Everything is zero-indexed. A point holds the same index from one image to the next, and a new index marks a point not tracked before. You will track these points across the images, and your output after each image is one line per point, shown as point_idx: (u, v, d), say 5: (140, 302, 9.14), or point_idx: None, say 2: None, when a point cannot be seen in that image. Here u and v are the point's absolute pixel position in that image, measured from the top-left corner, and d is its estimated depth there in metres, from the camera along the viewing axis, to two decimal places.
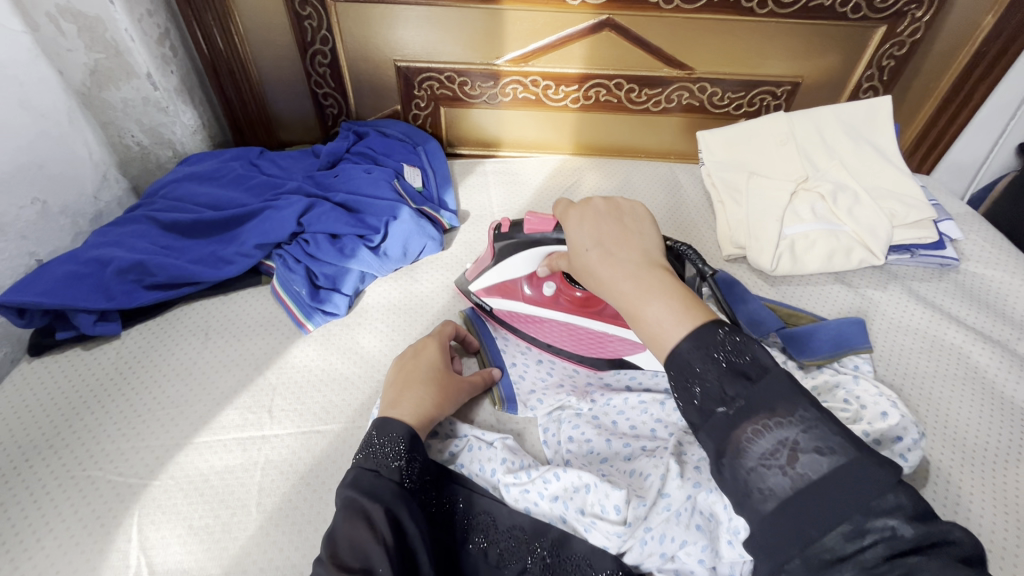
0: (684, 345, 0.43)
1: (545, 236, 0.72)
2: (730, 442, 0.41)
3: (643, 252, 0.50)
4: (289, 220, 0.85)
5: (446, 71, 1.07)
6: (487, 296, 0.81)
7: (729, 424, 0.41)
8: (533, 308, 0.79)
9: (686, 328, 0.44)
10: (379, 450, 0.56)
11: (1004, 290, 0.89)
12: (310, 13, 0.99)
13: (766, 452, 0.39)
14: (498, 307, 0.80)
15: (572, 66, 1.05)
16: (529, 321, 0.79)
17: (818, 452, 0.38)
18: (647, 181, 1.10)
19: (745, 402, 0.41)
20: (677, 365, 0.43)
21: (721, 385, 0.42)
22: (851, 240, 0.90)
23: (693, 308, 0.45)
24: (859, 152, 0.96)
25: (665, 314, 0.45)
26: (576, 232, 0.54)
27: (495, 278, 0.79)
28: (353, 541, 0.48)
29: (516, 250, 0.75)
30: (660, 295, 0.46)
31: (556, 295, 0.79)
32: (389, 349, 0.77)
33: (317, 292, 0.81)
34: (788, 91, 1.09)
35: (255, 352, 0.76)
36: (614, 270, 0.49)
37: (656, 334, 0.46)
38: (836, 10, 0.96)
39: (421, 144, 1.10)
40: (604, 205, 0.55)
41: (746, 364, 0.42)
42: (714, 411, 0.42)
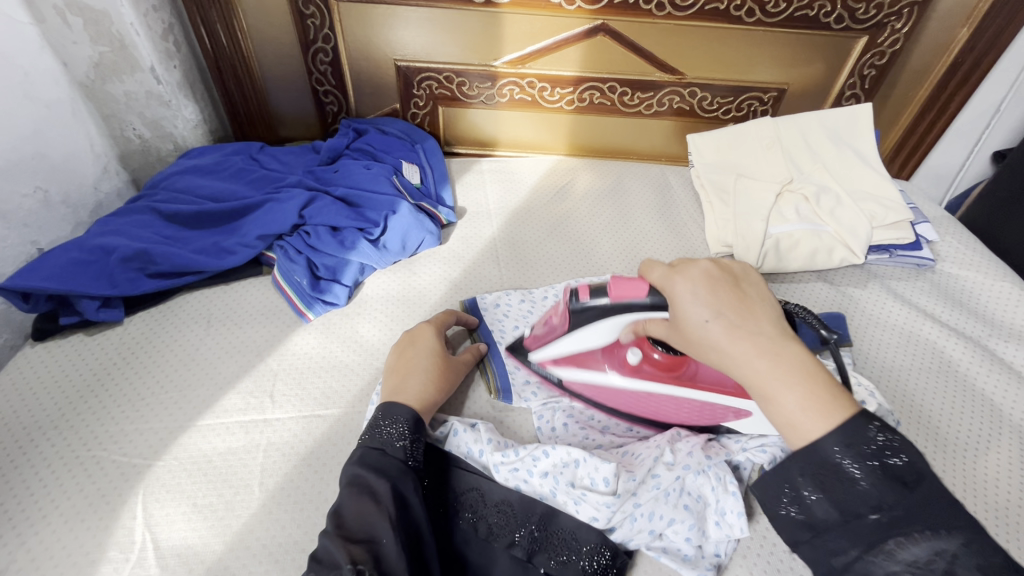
0: (831, 440, 0.46)
1: (634, 303, 0.62)
2: (877, 544, 0.44)
3: (771, 329, 0.52)
4: (290, 212, 0.87)
5: (444, 71, 1.10)
6: (555, 365, 0.73)
7: (879, 531, 0.44)
8: (615, 380, 0.70)
9: (828, 423, 0.47)
10: (385, 429, 0.58)
11: (976, 289, 0.94)
12: (313, 11, 1.02)
13: (904, 560, 0.43)
14: (570, 378, 0.72)
15: (568, 69, 1.09)
16: (612, 395, 0.71)
17: (980, 571, 0.41)
18: (639, 182, 1.14)
19: (902, 513, 0.44)
20: (820, 458, 0.47)
21: (877, 491, 0.45)
22: (833, 240, 0.94)
23: (837, 402, 0.48)
24: (841, 157, 1.00)
25: (806, 400, 0.48)
26: (691, 299, 0.54)
27: (565, 348, 0.70)
28: (358, 518, 0.50)
29: (597, 318, 0.66)
30: (793, 381, 0.49)
31: (640, 364, 0.68)
32: (388, 338, 0.79)
33: (317, 283, 0.83)
34: (775, 98, 1.13)
35: (256, 340, 0.77)
36: (750, 347, 0.51)
37: (792, 422, 0.48)
38: (820, 20, 1.00)
39: (419, 142, 1.12)
40: (715, 269, 0.57)
41: (901, 469, 0.45)
42: (864, 516, 0.45)
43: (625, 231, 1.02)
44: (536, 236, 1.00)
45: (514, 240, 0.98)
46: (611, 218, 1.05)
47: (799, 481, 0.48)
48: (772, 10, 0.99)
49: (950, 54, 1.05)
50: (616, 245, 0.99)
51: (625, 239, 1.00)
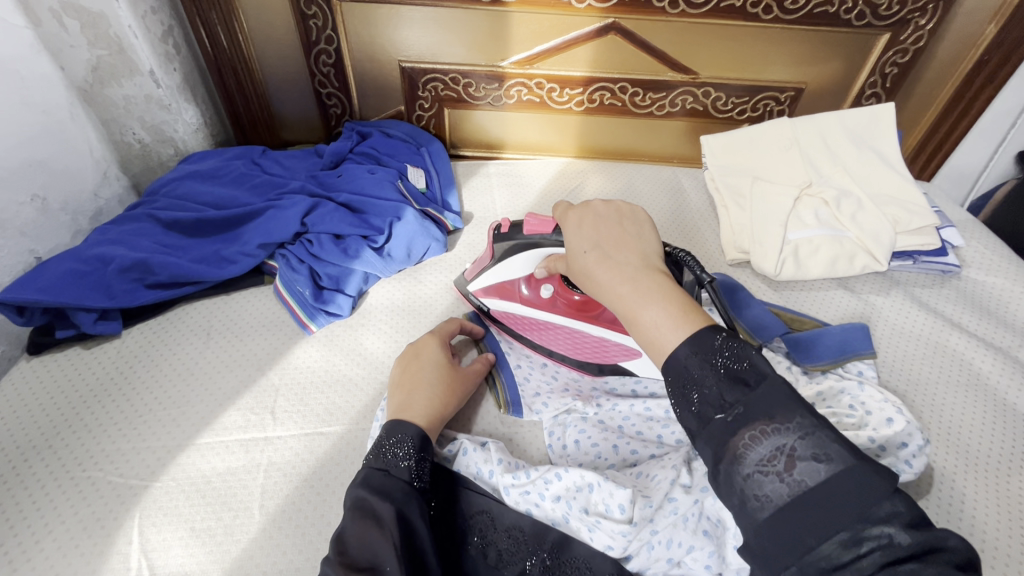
0: (683, 350, 0.45)
1: (544, 236, 0.72)
2: (727, 448, 0.41)
3: (639, 257, 0.51)
4: (292, 219, 0.84)
5: (450, 72, 1.07)
6: (485, 295, 0.81)
7: (729, 432, 0.41)
8: (531, 311, 0.78)
9: (683, 333, 0.45)
10: (389, 450, 0.55)
11: (1005, 298, 0.90)
12: (315, 12, 0.99)
13: (759, 462, 0.40)
14: (497, 307, 0.80)
15: (577, 69, 1.05)
16: (527, 324, 0.79)
17: (816, 460, 0.39)
18: (650, 186, 1.10)
19: (745, 410, 0.42)
20: (676, 368, 0.45)
21: (721, 391, 0.43)
22: (854, 246, 0.90)
23: (691, 315, 0.46)
24: (863, 159, 0.96)
25: (665, 318, 0.47)
26: (577, 235, 0.55)
27: (494, 279, 0.79)
28: (362, 543, 0.47)
29: (517, 251, 0.75)
30: (654, 300, 0.47)
31: (554, 298, 0.78)
32: (393, 351, 0.77)
33: (320, 293, 0.81)
34: (792, 97, 1.09)
35: (256, 353, 0.75)
36: (614, 274, 0.50)
37: (653, 340, 0.47)
38: (840, 17, 0.96)
39: (424, 145, 1.09)
40: (604, 207, 0.56)
41: (742, 369, 0.43)
42: (713, 419, 0.43)
43: None
44: None
45: None
46: None
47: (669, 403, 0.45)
48: (790, 6, 0.95)
49: (977, 51, 1.00)
50: None
51: None
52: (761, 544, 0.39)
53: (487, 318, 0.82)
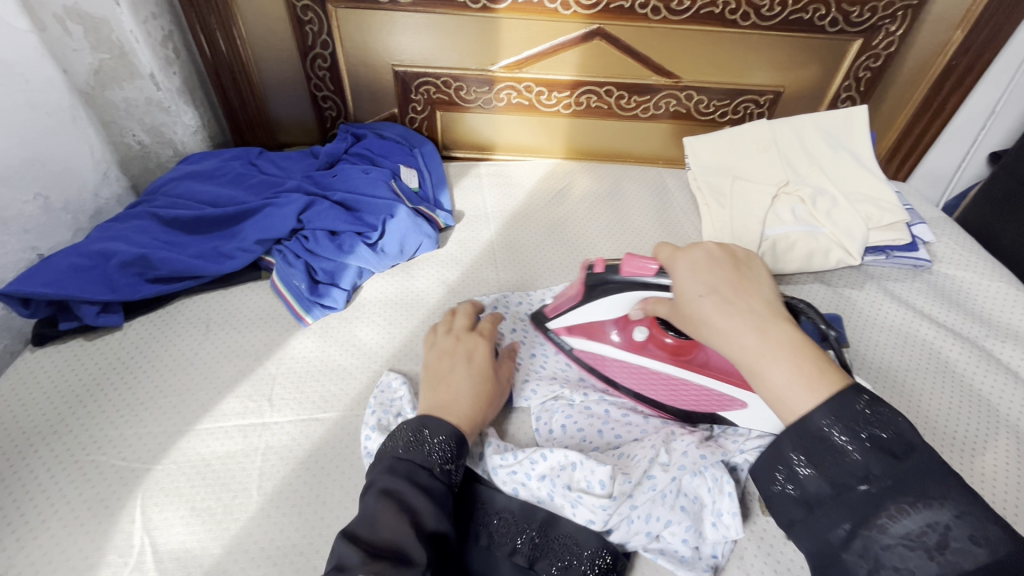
0: (819, 416, 0.45)
1: (644, 281, 0.62)
2: (869, 518, 0.43)
3: (763, 307, 0.52)
4: (289, 217, 0.88)
5: (442, 76, 1.10)
6: (568, 334, 0.75)
7: (871, 503, 0.43)
8: (621, 353, 0.72)
9: (818, 397, 0.46)
10: (429, 446, 0.56)
11: (973, 290, 0.94)
12: (310, 18, 1.03)
13: (899, 534, 0.42)
14: (581, 348, 0.75)
15: (564, 73, 1.09)
16: (614, 366, 0.73)
17: (974, 543, 0.40)
18: (636, 185, 1.14)
19: (892, 483, 0.43)
20: (808, 431, 0.46)
21: (868, 461, 0.44)
22: (829, 241, 0.94)
23: (826, 376, 0.47)
24: (837, 159, 1.00)
25: (792, 374, 0.47)
26: (689, 276, 0.56)
27: (577, 318, 0.72)
28: (390, 529, 0.49)
29: (604, 294, 0.67)
30: (784, 357, 0.48)
31: (647, 342, 0.71)
32: (386, 342, 0.80)
33: (316, 287, 0.84)
34: (771, 100, 1.13)
35: (255, 344, 0.78)
36: (737, 325, 0.51)
37: (781, 397, 0.48)
38: (814, 23, 1.01)
39: (417, 146, 1.13)
40: (718, 250, 0.57)
41: (889, 440, 0.44)
42: (855, 488, 0.44)
43: (622, 233, 1.03)
44: (533, 239, 1.00)
45: (511, 244, 0.99)
46: (608, 221, 1.05)
47: (781, 459, 0.47)
48: (767, 14, 0.99)
49: (945, 56, 1.05)
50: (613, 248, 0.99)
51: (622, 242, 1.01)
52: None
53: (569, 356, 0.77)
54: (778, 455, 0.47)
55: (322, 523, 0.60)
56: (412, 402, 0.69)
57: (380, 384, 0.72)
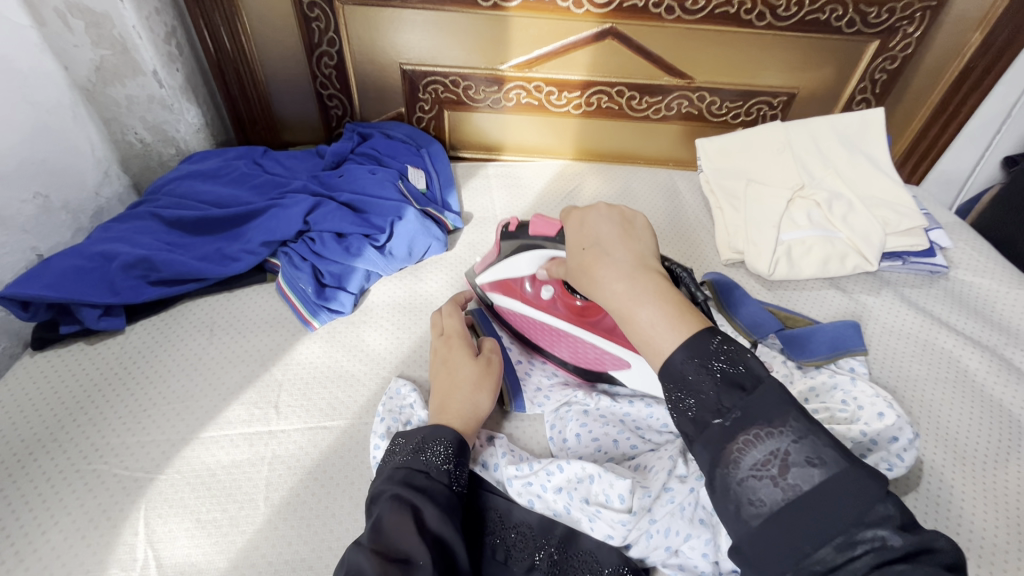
0: (678, 355, 0.43)
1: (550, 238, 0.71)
2: (723, 454, 0.41)
3: (637, 252, 0.50)
4: (295, 218, 0.86)
5: (451, 75, 1.08)
6: (489, 289, 0.81)
7: (727, 435, 0.41)
8: (530, 310, 0.77)
9: (678, 337, 0.44)
10: (429, 451, 0.55)
11: (990, 296, 0.92)
12: (318, 14, 1.00)
13: (750, 464, 0.40)
14: (496, 302, 0.80)
15: (575, 73, 1.07)
16: (526, 323, 0.78)
17: (810, 465, 0.39)
18: (647, 188, 1.12)
19: (742, 415, 0.41)
20: (671, 373, 0.43)
21: (719, 396, 0.42)
22: (845, 247, 0.92)
23: (686, 317, 0.45)
24: (853, 162, 0.98)
25: (661, 317, 0.45)
26: (576, 230, 0.53)
27: (497, 273, 0.79)
28: (396, 533, 0.47)
29: (522, 251, 0.74)
30: (651, 302, 0.46)
31: (553, 300, 0.76)
32: (395, 347, 0.78)
33: (322, 290, 0.82)
34: (784, 102, 1.12)
35: (260, 348, 0.76)
36: (607, 272, 0.48)
37: (649, 341, 0.45)
38: (832, 24, 0.99)
39: (424, 146, 1.11)
40: (605, 203, 0.55)
41: (738, 373, 0.42)
42: (711, 423, 0.42)
43: None
44: None
45: None
46: None
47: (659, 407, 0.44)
48: (783, 14, 0.97)
49: (962, 59, 1.03)
50: None
51: None
52: (750, 548, 0.39)
53: (495, 315, 0.82)
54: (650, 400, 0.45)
55: (331, 537, 0.58)
56: (423, 407, 0.67)
57: (387, 393, 0.70)
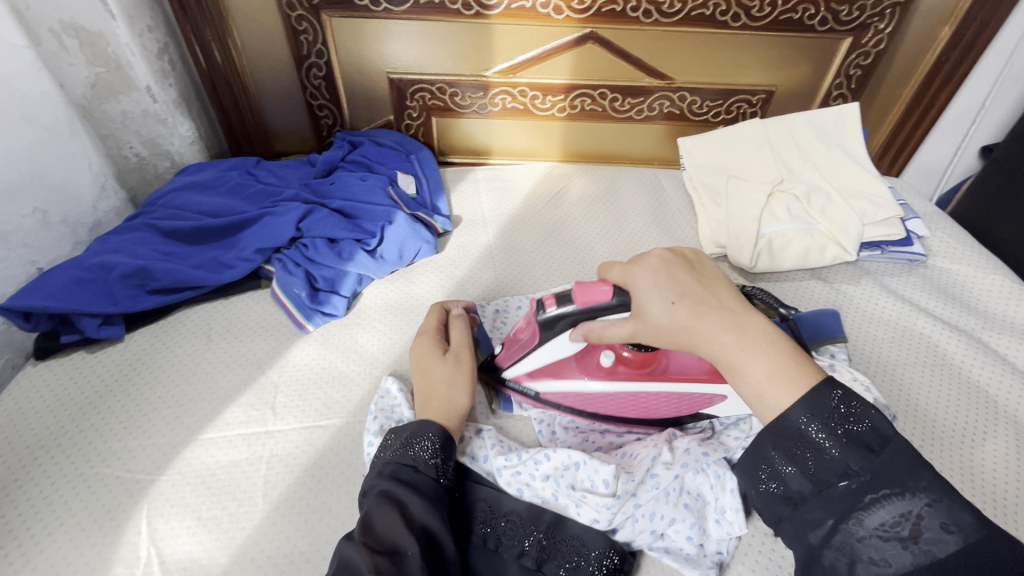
0: (798, 411, 0.47)
1: (601, 308, 0.59)
2: (852, 512, 0.43)
3: (733, 304, 0.55)
4: (288, 225, 0.88)
5: (437, 83, 1.11)
6: (529, 379, 0.69)
7: (851, 496, 0.44)
8: (593, 387, 0.67)
9: (794, 393, 0.48)
10: (416, 447, 0.57)
11: (967, 282, 0.95)
12: (305, 28, 1.02)
13: (873, 523, 0.42)
14: (545, 390, 0.69)
15: (558, 77, 1.10)
16: (590, 399, 0.68)
17: (946, 530, 0.41)
18: (632, 186, 1.15)
19: (871, 477, 0.44)
20: (790, 428, 0.47)
21: (845, 457, 0.45)
22: (825, 238, 0.94)
23: (800, 366, 0.50)
24: (830, 155, 1.01)
25: (773, 367, 0.50)
26: (653, 283, 0.56)
27: (537, 361, 0.66)
28: (385, 524, 0.49)
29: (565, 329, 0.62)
30: (764, 355, 0.51)
31: (615, 365, 0.67)
32: (387, 348, 0.80)
33: (316, 295, 0.84)
34: (763, 99, 1.14)
35: (256, 352, 0.78)
36: (715, 324, 0.53)
37: (760, 392, 0.50)
38: (805, 23, 1.02)
39: (413, 152, 1.15)
40: (671, 253, 0.60)
41: (867, 435, 0.45)
42: (835, 484, 0.45)
43: (620, 234, 1.03)
44: (531, 242, 1.00)
45: (509, 247, 0.99)
46: (605, 222, 1.06)
47: (769, 461, 0.48)
48: (757, 14, 1.00)
49: (933, 53, 1.06)
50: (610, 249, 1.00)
51: (619, 243, 1.01)
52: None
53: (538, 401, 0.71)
54: (760, 456, 0.49)
55: (328, 531, 0.60)
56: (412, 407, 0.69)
57: (380, 390, 0.72)
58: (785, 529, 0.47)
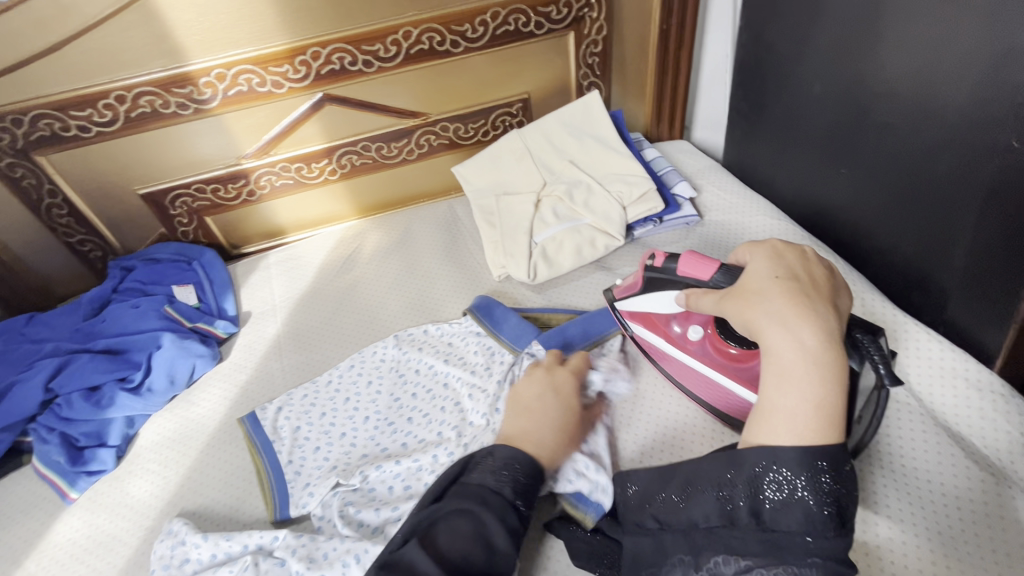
0: (796, 451, 0.49)
1: (699, 280, 0.67)
2: (778, 559, 0.47)
3: (832, 319, 0.54)
4: (35, 390, 0.82)
5: (193, 184, 1.06)
6: (631, 318, 0.79)
7: (800, 551, 0.47)
8: (673, 352, 0.74)
9: (820, 432, 0.49)
10: (505, 478, 0.57)
11: (738, 229, 0.98)
12: (23, 173, 0.97)
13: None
14: (641, 334, 0.78)
15: (314, 144, 1.08)
16: (673, 362, 0.75)
17: None
18: (425, 225, 1.14)
19: (829, 543, 0.47)
20: (790, 455, 0.49)
21: (820, 519, 0.47)
22: (592, 231, 0.96)
23: (834, 425, 0.49)
24: (584, 148, 1.03)
25: (820, 400, 0.50)
26: (764, 265, 0.59)
27: (643, 305, 0.76)
28: (460, 542, 0.52)
29: (666, 287, 0.72)
30: (811, 382, 0.50)
31: (701, 342, 0.72)
32: (160, 490, 0.75)
33: (78, 455, 0.78)
34: (522, 108, 1.16)
35: (14, 543, 0.72)
36: (807, 325, 0.52)
37: (790, 408, 0.50)
38: (522, 31, 1.04)
39: (196, 258, 1.09)
40: (811, 254, 0.60)
41: (845, 510, 0.48)
42: (797, 531, 0.48)
43: (413, 282, 1.02)
44: (320, 319, 0.97)
45: (299, 331, 0.96)
46: (397, 274, 1.04)
47: (750, 491, 0.51)
48: (473, 36, 1.02)
49: (654, 23, 1.10)
50: (401, 301, 0.98)
51: (411, 291, 1.00)
52: None
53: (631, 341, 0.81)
54: (739, 478, 0.52)
55: None
56: (189, 545, 0.66)
57: (154, 541, 0.68)
58: (704, 551, 0.51)
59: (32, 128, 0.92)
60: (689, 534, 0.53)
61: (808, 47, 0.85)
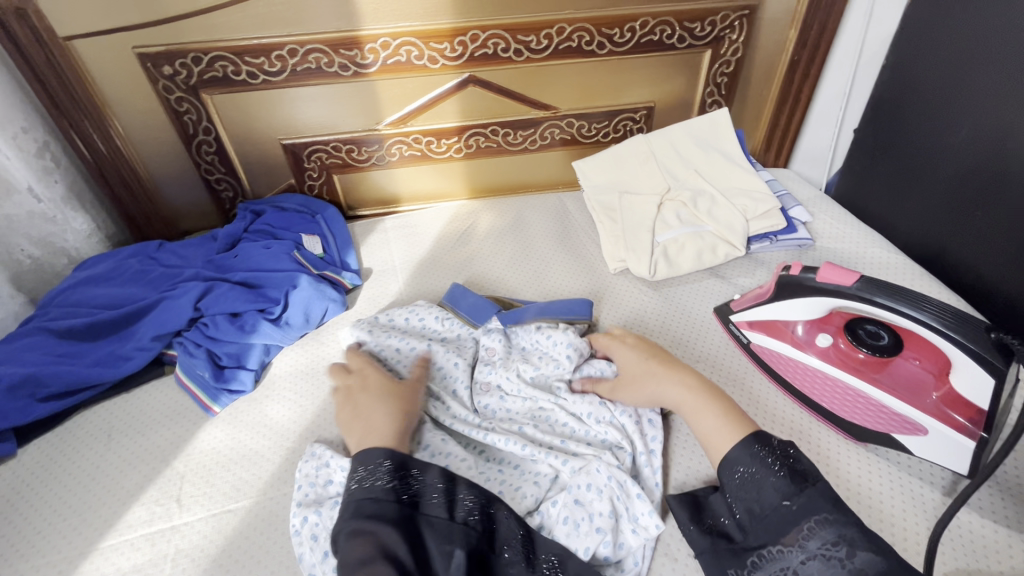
0: (737, 450, 0.59)
1: (840, 289, 0.70)
2: (789, 529, 0.52)
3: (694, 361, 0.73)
4: (185, 307, 0.87)
5: (332, 142, 1.12)
6: (750, 327, 0.83)
7: (789, 515, 0.52)
8: (801, 356, 0.78)
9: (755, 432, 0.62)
10: (370, 479, 0.57)
11: (850, 256, 1.00)
12: (187, 107, 1.03)
13: (815, 542, 0.50)
14: (759, 342, 0.82)
15: (448, 121, 1.14)
16: (797, 369, 0.78)
17: (873, 553, 0.47)
18: (537, 213, 1.19)
19: (806, 500, 0.52)
20: (735, 461, 0.59)
21: (785, 482, 0.54)
22: (714, 238, 1.00)
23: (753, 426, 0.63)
24: (709, 160, 1.07)
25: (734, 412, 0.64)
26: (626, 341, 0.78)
27: (768, 313, 0.81)
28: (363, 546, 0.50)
29: (802, 295, 0.75)
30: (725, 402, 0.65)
31: (830, 348, 0.78)
32: (298, 416, 0.79)
33: (220, 373, 0.83)
34: (645, 115, 1.21)
35: (160, 445, 0.76)
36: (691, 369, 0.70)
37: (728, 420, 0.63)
38: (664, 42, 1.10)
39: (319, 213, 1.14)
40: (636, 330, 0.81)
41: (801, 469, 0.55)
42: (782, 504, 0.53)
43: (527, 263, 1.06)
44: (442, 283, 1.02)
45: (421, 292, 1.00)
46: (512, 253, 1.08)
47: (735, 488, 0.57)
48: (619, 40, 1.08)
49: (787, 53, 1.15)
50: (518, 279, 1.02)
51: (527, 271, 1.04)
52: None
53: (744, 352, 0.83)
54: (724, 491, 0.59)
55: None
56: (338, 469, 0.68)
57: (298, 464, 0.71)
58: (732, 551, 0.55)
59: (208, 68, 0.99)
60: (715, 551, 0.57)
61: (958, 92, 0.88)
